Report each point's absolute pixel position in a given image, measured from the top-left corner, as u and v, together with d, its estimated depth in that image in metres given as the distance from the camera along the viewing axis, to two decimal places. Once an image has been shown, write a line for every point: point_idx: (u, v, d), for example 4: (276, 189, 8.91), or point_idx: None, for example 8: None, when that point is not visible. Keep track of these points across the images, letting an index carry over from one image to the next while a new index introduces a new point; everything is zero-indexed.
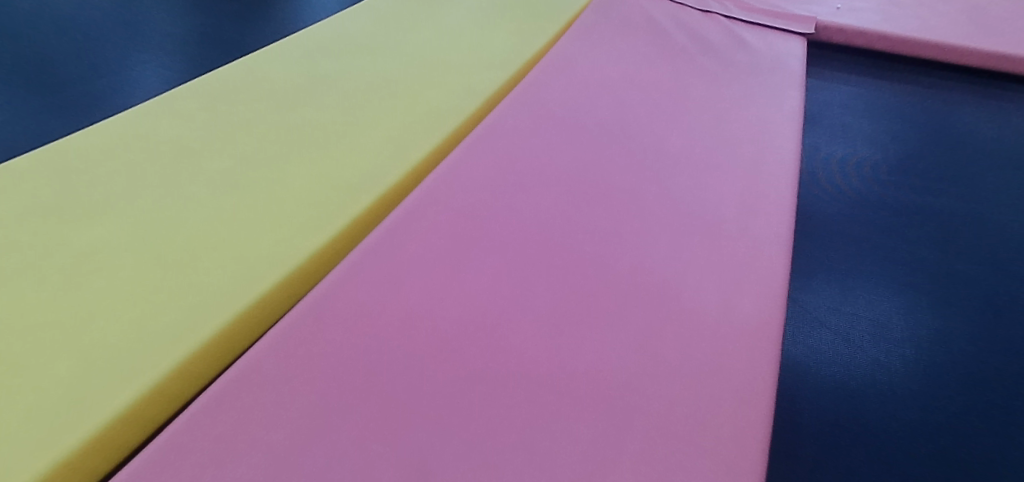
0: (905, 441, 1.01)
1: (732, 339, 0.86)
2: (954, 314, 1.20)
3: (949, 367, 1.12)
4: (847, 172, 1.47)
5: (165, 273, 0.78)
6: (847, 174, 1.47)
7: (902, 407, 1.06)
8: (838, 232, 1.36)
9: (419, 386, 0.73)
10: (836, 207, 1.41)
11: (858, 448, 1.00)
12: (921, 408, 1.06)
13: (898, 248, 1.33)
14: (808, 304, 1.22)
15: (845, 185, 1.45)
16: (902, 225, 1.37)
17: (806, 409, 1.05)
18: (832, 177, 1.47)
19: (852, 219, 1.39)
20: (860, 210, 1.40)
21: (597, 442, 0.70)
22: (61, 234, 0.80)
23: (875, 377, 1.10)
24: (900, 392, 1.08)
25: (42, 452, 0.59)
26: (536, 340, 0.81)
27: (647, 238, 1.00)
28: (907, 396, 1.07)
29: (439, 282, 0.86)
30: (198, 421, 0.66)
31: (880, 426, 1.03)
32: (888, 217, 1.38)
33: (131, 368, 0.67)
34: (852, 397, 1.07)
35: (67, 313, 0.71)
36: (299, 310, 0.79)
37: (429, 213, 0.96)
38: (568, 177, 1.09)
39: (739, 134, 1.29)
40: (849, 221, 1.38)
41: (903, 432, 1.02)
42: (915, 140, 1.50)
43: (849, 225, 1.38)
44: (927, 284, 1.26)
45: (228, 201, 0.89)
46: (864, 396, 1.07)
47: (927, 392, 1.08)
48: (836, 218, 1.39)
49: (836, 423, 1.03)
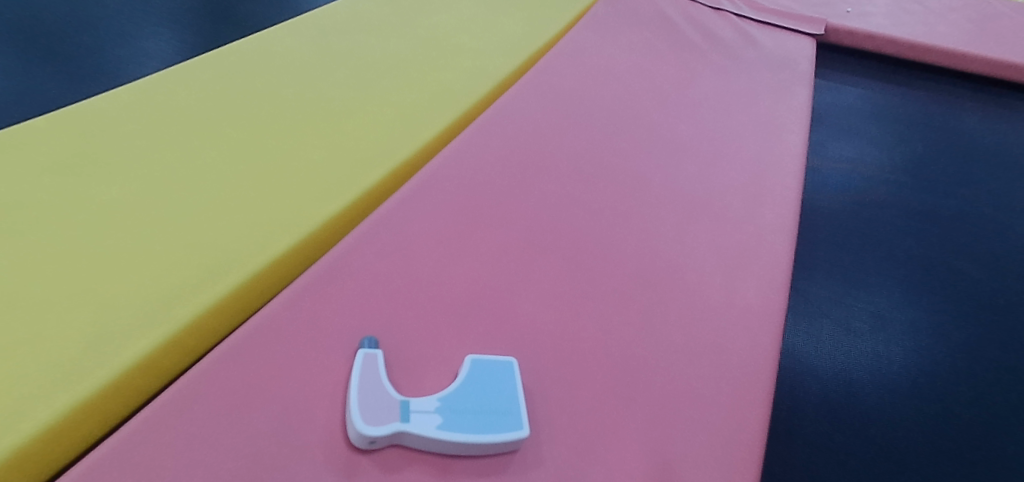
0: (905, 437, 0.90)
1: (733, 325, 0.78)
2: (963, 294, 1.10)
3: (955, 355, 1.01)
4: (869, 151, 1.36)
5: (179, 236, 0.73)
6: (874, 157, 1.35)
7: (901, 399, 0.94)
8: (853, 214, 1.23)
9: (419, 344, 0.67)
10: (871, 196, 1.27)
11: (858, 445, 0.88)
12: (923, 403, 0.94)
13: (918, 233, 1.20)
14: (809, 294, 1.07)
15: (863, 164, 1.34)
16: (926, 210, 1.25)
17: (807, 399, 0.93)
18: (860, 159, 1.35)
19: (868, 200, 1.26)
20: (880, 194, 1.27)
21: (599, 414, 0.65)
22: (70, 188, 0.76)
23: (876, 369, 0.98)
24: (902, 385, 0.96)
25: (59, 393, 0.57)
26: (519, 312, 0.73)
27: (650, 217, 0.92)
28: (906, 388, 0.96)
29: (417, 247, 0.78)
30: (217, 369, 0.61)
31: (880, 420, 0.92)
32: (907, 200, 1.26)
33: (130, 320, 0.64)
34: (850, 390, 0.95)
35: (54, 283, 0.65)
36: (313, 272, 0.71)
37: (423, 176, 0.89)
38: (567, 147, 1.02)
39: (768, 117, 1.21)
40: (864, 205, 1.25)
41: (910, 428, 0.91)
42: (927, 124, 1.45)
43: (862, 207, 1.25)
44: (959, 265, 1.15)
45: (246, 163, 0.84)
46: (864, 388, 0.95)
47: (928, 380, 0.97)
48: (848, 197, 1.26)
49: (831, 409, 0.92)
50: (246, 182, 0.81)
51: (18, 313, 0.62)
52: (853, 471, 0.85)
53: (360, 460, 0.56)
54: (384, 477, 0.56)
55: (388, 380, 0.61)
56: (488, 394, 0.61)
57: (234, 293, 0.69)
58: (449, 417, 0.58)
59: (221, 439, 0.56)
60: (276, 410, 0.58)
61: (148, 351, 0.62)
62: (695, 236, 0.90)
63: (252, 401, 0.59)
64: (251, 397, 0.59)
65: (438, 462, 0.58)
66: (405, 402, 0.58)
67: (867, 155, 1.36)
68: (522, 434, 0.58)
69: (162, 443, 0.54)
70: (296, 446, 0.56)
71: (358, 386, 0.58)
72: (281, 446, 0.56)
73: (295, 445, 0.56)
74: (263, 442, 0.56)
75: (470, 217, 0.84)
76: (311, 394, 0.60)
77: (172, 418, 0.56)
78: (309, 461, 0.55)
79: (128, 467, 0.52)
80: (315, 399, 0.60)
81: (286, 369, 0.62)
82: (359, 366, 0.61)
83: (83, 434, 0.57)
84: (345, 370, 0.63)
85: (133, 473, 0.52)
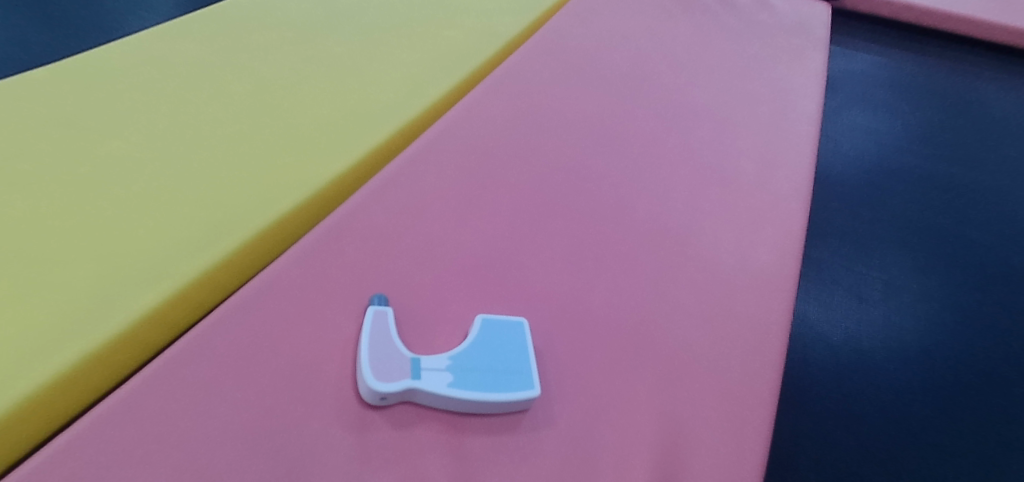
0: (913, 404, 0.90)
1: (744, 290, 0.78)
2: (976, 264, 1.09)
3: (966, 325, 1.00)
4: (884, 120, 1.34)
5: (185, 191, 0.71)
6: (888, 126, 1.33)
7: (911, 367, 0.94)
8: (866, 182, 1.21)
9: (429, 303, 0.66)
10: (884, 165, 1.25)
11: (868, 411, 0.88)
12: (933, 371, 0.94)
13: (931, 202, 1.19)
14: (819, 262, 1.07)
15: (877, 132, 1.32)
16: (940, 180, 1.23)
17: (818, 365, 0.93)
18: (874, 127, 1.33)
19: (881, 168, 1.24)
20: (894, 162, 1.25)
21: (610, 375, 0.65)
22: (71, 141, 0.74)
23: (887, 337, 0.97)
24: (913, 353, 0.96)
25: (65, 344, 0.56)
26: (529, 273, 0.72)
27: (662, 180, 0.90)
28: (916, 356, 0.95)
29: (425, 206, 0.77)
30: (223, 325, 0.60)
31: (890, 388, 0.91)
32: (922, 169, 1.25)
33: (135, 274, 0.63)
34: (861, 357, 0.94)
35: (57, 236, 0.64)
36: (320, 231, 0.70)
37: (431, 135, 0.87)
38: (579, 109, 1.00)
39: (781, 82, 1.19)
40: (877, 173, 1.23)
41: (917, 396, 0.91)
42: (944, 93, 1.42)
43: (876, 176, 1.23)
44: (972, 235, 1.14)
45: (251, 119, 0.82)
46: (875, 355, 0.95)
47: (938, 348, 0.97)
48: (861, 165, 1.25)
49: (841, 376, 0.92)
50: (250, 138, 0.80)
51: (20, 263, 0.61)
52: (861, 437, 0.86)
53: (371, 417, 0.56)
54: (396, 434, 0.56)
55: (398, 338, 0.61)
56: (499, 353, 0.61)
57: (240, 249, 0.68)
58: (460, 375, 0.58)
59: (231, 393, 0.55)
60: (285, 366, 0.58)
61: (155, 304, 0.61)
62: (708, 201, 0.89)
63: (260, 357, 0.58)
64: (260, 352, 0.58)
65: (449, 420, 0.57)
66: (415, 360, 0.58)
67: (881, 123, 1.33)
68: (532, 394, 0.58)
69: (172, 395, 0.54)
70: (305, 402, 0.56)
71: (368, 344, 0.58)
72: (292, 400, 0.56)
73: (306, 400, 0.56)
74: (272, 398, 0.55)
75: (479, 177, 0.83)
76: (320, 350, 0.60)
77: (182, 371, 0.56)
78: (320, 416, 0.55)
79: (139, 419, 0.52)
80: (324, 354, 0.60)
81: (295, 324, 0.61)
82: (369, 323, 0.60)
83: (93, 385, 0.57)
84: (354, 326, 0.62)
85: (144, 424, 0.52)
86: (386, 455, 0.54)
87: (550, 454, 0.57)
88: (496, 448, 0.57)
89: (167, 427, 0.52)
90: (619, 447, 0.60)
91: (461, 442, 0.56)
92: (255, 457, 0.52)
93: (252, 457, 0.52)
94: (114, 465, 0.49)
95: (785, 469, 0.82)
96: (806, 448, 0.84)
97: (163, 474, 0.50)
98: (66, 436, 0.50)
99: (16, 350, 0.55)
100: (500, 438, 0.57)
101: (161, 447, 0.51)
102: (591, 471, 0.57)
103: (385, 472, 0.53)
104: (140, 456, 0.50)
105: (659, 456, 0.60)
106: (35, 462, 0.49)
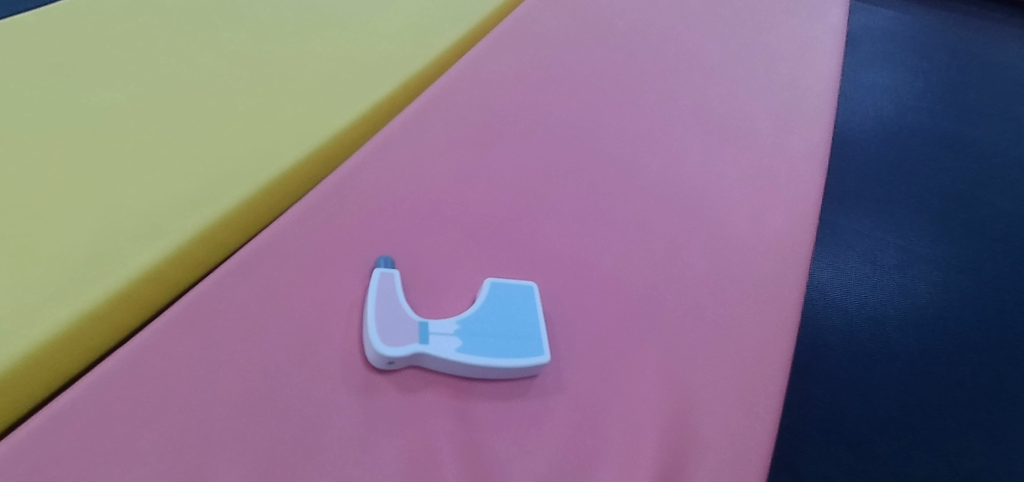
0: (924, 370, 0.89)
1: (758, 254, 0.76)
2: (993, 229, 1.07)
3: (982, 290, 0.99)
4: (904, 81, 1.30)
5: (181, 145, 0.69)
6: (908, 86, 1.29)
7: (924, 332, 0.93)
8: (883, 144, 1.18)
9: (436, 265, 0.65)
10: (902, 125, 1.22)
11: (878, 377, 0.88)
12: (945, 336, 0.93)
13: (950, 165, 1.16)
14: (833, 229, 1.05)
15: (897, 92, 1.28)
16: (960, 142, 1.20)
17: (829, 333, 0.92)
18: (894, 87, 1.29)
19: (899, 129, 1.21)
20: (914, 123, 1.22)
21: (621, 341, 0.64)
22: (62, 91, 0.71)
23: (900, 302, 0.96)
24: (926, 319, 0.95)
25: (63, 303, 0.55)
26: (539, 235, 0.70)
27: (676, 140, 0.88)
28: (930, 321, 0.94)
29: (432, 164, 0.74)
30: (226, 286, 0.58)
31: (901, 353, 0.91)
32: (942, 131, 1.21)
33: (133, 230, 0.61)
34: (873, 322, 0.93)
35: (50, 190, 0.61)
36: (323, 190, 0.68)
37: (438, 90, 0.84)
38: (591, 64, 0.96)
39: (799, 37, 1.14)
40: (895, 134, 1.20)
41: (928, 362, 0.90)
42: (966, 53, 1.37)
43: (893, 138, 1.20)
44: (992, 199, 1.11)
45: (249, 70, 0.79)
46: (888, 321, 0.94)
47: (952, 313, 0.95)
48: (880, 127, 1.22)
49: (851, 342, 0.91)
50: (248, 90, 0.76)
51: (13, 218, 0.59)
52: (869, 403, 0.85)
53: (378, 381, 0.55)
54: (404, 398, 0.55)
55: (405, 301, 0.59)
56: (508, 318, 0.59)
57: (241, 207, 0.66)
58: (469, 340, 0.57)
59: (234, 355, 0.54)
60: (289, 328, 0.56)
61: (154, 263, 0.59)
62: (723, 162, 0.86)
63: (263, 319, 0.57)
64: (263, 313, 0.57)
65: (457, 385, 0.56)
66: (423, 324, 0.56)
67: (901, 83, 1.29)
68: (543, 360, 0.57)
69: (173, 357, 0.53)
70: (311, 365, 0.55)
71: (374, 308, 0.57)
72: (297, 364, 0.54)
73: (311, 363, 0.55)
74: (277, 360, 0.54)
75: (488, 135, 0.80)
76: (326, 312, 0.58)
77: (183, 333, 0.54)
78: (326, 379, 0.54)
79: (139, 381, 0.51)
80: (329, 316, 0.58)
81: (298, 285, 0.60)
82: (375, 286, 0.58)
83: (93, 346, 0.56)
84: (360, 288, 0.61)
85: (145, 386, 0.51)
86: (393, 420, 0.53)
87: (560, 420, 0.57)
88: (505, 414, 0.56)
89: (169, 389, 0.51)
90: (629, 414, 0.59)
91: (470, 408, 0.56)
92: (261, 420, 0.51)
93: (257, 421, 0.51)
94: (116, 427, 0.48)
95: (797, 436, 0.82)
96: (816, 414, 0.84)
97: (166, 438, 0.49)
98: (67, 397, 0.49)
99: (11, 308, 0.53)
100: (509, 404, 0.57)
101: (164, 410, 0.50)
102: (601, 438, 0.57)
103: (393, 437, 0.53)
104: (141, 418, 0.49)
105: (670, 423, 0.59)
106: (34, 424, 0.48)
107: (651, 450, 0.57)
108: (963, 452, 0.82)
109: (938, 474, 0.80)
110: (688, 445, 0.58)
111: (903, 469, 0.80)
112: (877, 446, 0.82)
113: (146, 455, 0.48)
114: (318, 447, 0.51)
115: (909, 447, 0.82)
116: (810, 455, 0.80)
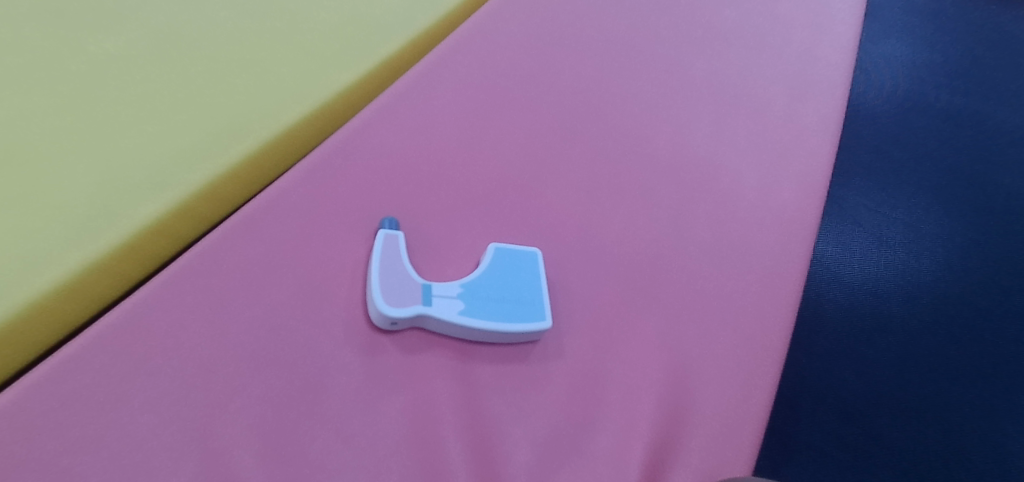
0: (929, 342, 0.74)
1: (762, 228, 0.76)
2: (1005, 171, 0.95)
3: (987, 243, 0.85)
4: (934, 34, 1.21)
5: (184, 96, 0.67)
6: (938, 39, 1.20)
7: (925, 331, 0.75)
8: (896, 90, 1.06)
9: (440, 228, 0.64)
10: (919, 73, 1.10)
11: (882, 392, 0.69)
12: (935, 332, 0.75)
13: (959, 106, 1.05)
14: (846, 190, 0.88)
15: (922, 42, 1.18)
16: (978, 90, 1.09)
17: (829, 310, 0.75)
18: (926, 39, 1.19)
19: (909, 71, 1.10)
20: (915, 68, 1.11)
21: (622, 309, 0.64)
22: (66, 33, 0.69)
23: (914, 295, 0.78)
24: (921, 306, 0.77)
25: (69, 253, 0.55)
26: (543, 201, 0.70)
27: (685, 108, 0.86)
28: (920, 317, 0.76)
29: (438, 126, 0.73)
30: (229, 242, 0.58)
31: (917, 358, 0.72)
32: (949, 79, 1.10)
33: (137, 181, 0.60)
34: (879, 320, 0.75)
35: (51, 138, 0.61)
36: (326, 148, 0.67)
37: (446, 49, 0.81)
38: (601, 26, 0.93)
39: (815, 9, 1.11)
40: (906, 80, 1.08)
41: (932, 332, 0.75)
42: (1001, 13, 1.28)
43: (905, 82, 1.08)
44: (1006, 147, 0.99)
45: (253, 19, 0.76)
46: (874, 316, 0.75)
47: (950, 307, 0.77)
48: (907, 73, 1.10)
49: (861, 345, 0.72)
50: (252, 40, 0.74)
51: (17, 167, 0.58)
52: (869, 381, 0.69)
53: (381, 340, 0.56)
54: (406, 359, 0.55)
55: (408, 263, 0.59)
56: (510, 283, 0.60)
57: (246, 162, 0.66)
58: (471, 303, 0.57)
59: (238, 311, 0.54)
60: (292, 286, 0.57)
61: (157, 215, 0.60)
62: (732, 134, 0.85)
63: (264, 276, 0.57)
64: (267, 269, 0.57)
65: (458, 347, 0.57)
66: (426, 286, 0.57)
67: (932, 37, 1.20)
68: (544, 326, 0.58)
69: (177, 309, 0.53)
70: (315, 323, 0.55)
71: (378, 269, 0.57)
72: (302, 321, 0.55)
73: (315, 322, 0.55)
74: (280, 317, 0.55)
75: (494, 96, 0.79)
76: (330, 271, 0.58)
77: (186, 286, 0.54)
78: (329, 338, 0.55)
79: (144, 332, 0.51)
80: (334, 275, 0.58)
81: (302, 243, 0.59)
82: (380, 248, 0.58)
83: (97, 295, 0.56)
84: (364, 249, 0.61)
85: (149, 338, 0.51)
86: (395, 379, 0.54)
87: (559, 385, 0.57)
88: (504, 376, 0.57)
89: (172, 341, 0.52)
90: (627, 381, 0.60)
91: (470, 370, 0.56)
92: (265, 375, 0.52)
93: (261, 377, 0.51)
94: (122, 379, 0.49)
95: (792, 410, 0.66)
96: (812, 406, 0.67)
97: (173, 389, 0.49)
98: (75, 345, 0.50)
99: (15, 258, 0.53)
100: (508, 367, 0.57)
101: (167, 360, 0.51)
102: (598, 403, 0.58)
103: (394, 396, 0.53)
104: (144, 369, 0.50)
105: (667, 392, 0.60)
106: (42, 370, 0.48)
107: (646, 418, 0.58)
108: (976, 437, 0.67)
109: (948, 460, 0.65)
110: (681, 414, 0.59)
111: (907, 455, 0.65)
112: (878, 434, 0.66)
113: (151, 405, 0.49)
114: (321, 404, 0.52)
115: (915, 431, 0.66)
116: (801, 446, 0.64)
